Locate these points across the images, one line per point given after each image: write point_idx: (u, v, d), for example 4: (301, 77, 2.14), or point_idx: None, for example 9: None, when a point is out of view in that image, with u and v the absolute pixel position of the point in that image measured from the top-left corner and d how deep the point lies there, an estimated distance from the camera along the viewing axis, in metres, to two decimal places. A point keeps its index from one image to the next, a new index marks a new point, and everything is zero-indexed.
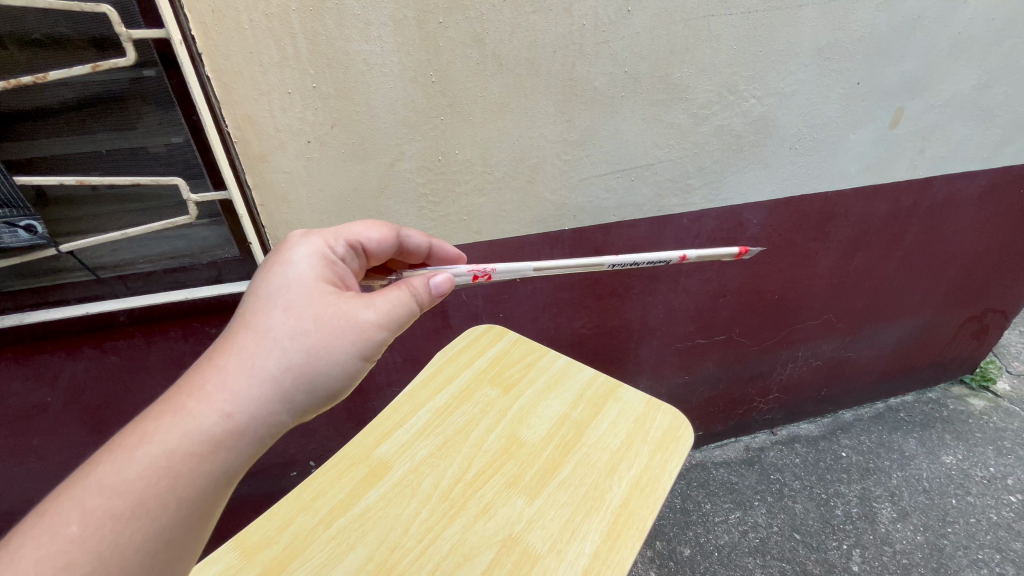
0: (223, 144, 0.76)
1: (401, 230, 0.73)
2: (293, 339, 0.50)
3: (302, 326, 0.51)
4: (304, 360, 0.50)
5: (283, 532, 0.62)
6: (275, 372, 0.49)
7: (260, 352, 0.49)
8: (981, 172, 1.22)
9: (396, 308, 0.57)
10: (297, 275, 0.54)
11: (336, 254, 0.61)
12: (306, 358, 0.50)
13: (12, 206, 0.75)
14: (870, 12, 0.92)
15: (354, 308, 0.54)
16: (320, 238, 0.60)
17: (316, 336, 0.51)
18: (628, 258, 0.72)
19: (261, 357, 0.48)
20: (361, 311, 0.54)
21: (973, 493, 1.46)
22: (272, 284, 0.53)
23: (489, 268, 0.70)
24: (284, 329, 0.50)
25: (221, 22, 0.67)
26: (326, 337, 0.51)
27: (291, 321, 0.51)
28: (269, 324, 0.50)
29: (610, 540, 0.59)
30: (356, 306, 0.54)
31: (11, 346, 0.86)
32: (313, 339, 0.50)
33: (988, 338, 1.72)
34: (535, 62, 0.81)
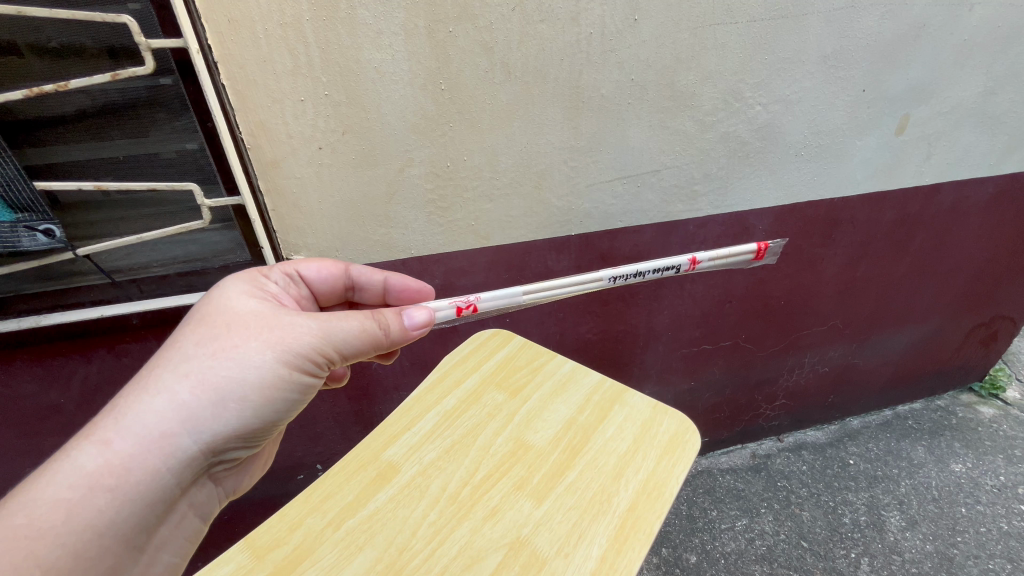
0: (236, 150, 0.77)
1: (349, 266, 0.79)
2: (226, 350, 0.54)
3: (235, 338, 0.55)
4: (223, 382, 0.53)
5: (292, 534, 0.63)
6: (206, 387, 0.52)
7: (189, 363, 0.52)
8: (988, 178, 1.22)
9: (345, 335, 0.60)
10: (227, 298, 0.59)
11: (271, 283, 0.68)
12: (238, 368, 0.54)
13: (31, 210, 0.75)
14: (875, 21, 0.93)
15: (292, 321, 0.58)
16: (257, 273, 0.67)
17: (240, 360, 0.54)
18: (629, 271, 0.76)
19: (188, 368, 0.52)
20: (299, 323, 0.58)
21: (983, 502, 1.44)
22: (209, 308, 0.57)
23: (473, 298, 0.72)
24: (217, 340, 0.54)
25: (236, 31, 0.69)
26: (252, 360, 0.55)
27: (223, 333, 0.55)
28: (201, 336, 0.54)
29: (618, 542, 0.59)
30: (290, 322, 0.58)
31: (26, 348, 0.87)
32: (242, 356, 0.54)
33: (996, 346, 1.71)
34: (544, 70, 0.82)
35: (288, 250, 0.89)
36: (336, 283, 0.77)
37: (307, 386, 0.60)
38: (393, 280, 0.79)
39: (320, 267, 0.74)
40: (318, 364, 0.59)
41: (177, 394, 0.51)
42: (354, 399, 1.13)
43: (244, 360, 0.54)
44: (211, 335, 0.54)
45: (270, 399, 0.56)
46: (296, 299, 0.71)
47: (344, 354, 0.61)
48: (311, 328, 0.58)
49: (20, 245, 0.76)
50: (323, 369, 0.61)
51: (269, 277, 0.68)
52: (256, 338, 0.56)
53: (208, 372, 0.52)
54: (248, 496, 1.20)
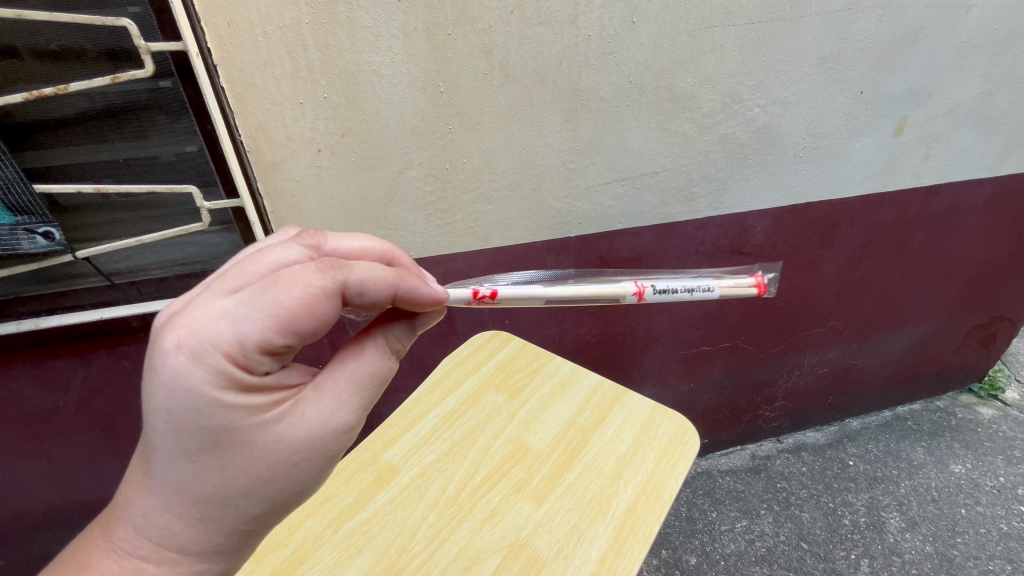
0: (235, 152, 0.77)
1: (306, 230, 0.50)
2: (265, 480, 0.45)
3: (270, 466, 0.45)
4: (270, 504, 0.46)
5: (291, 536, 0.63)
6: (255, 514, 0.46)
7: (223, 499, 0.44)
8: (987, 180, 1.23)
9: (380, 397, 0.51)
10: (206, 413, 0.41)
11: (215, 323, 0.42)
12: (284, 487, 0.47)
13: (31, 213, 0.76)
14: (872, 23, 0.93)
15: (323, 423, 0.47)
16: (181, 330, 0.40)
17: (281, 478, 0.46)
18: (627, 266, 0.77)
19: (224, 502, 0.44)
20: (328, 418, 0.47)
21: (983, 503, 1.44)
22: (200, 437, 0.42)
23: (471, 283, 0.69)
24: (248, 468, 0.44)
25: (236, 34, 0.69)
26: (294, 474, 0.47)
27: (252, 465, 0.44)
28: (224, 468, 0.43)
29: (617, 545, 0.59)
30: (318, 419, 0.46)
31: (27, 350, 0.87)
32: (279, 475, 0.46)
33: (996, 347, 1.71)
34: (542, 72, 0.83)
35: None
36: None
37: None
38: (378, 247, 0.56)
39: (260, 263, 0.44)
40: None
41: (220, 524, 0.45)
42: None
43: (293, 480, 0.47)
44: (237, 470, 0.44)
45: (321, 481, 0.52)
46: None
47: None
48: (351, 424, 0.49)
49: (20, 248, 0.76)
50: None
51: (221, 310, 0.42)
52: (296, 460, 0.46)
53: (251, 503, 0.45)
54: None
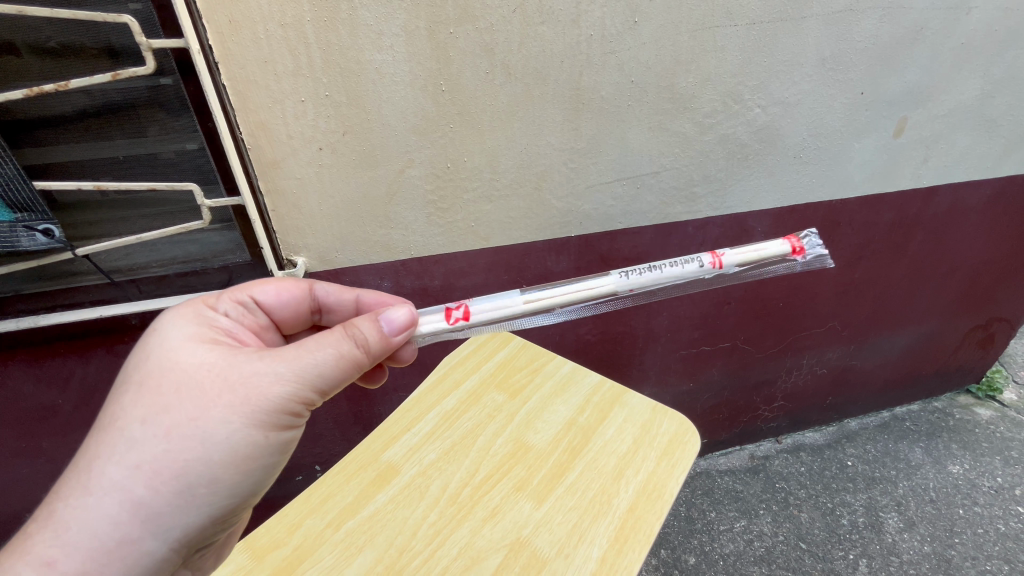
0: (236, 149, 0.77)
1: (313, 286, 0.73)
2: (179, 427, 0.49)
3: (190, 409, 0.49)
4: (175, 466, 0.48)
5: (291, 535, 0.63)
6: (166, 473, 0.48)
7: (135, 456, 0.48)
8: (986, 181, 1.23)
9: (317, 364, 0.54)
10: (167, 350, 0.52)
11: (218, 311, 0.61)
12: (201, 447, 0.49)
13: (30, 210, 0.75)
14: (873, 24, 0.93)
15: (253, 366, 0.52)
16: (200, 303, 0.61)
17: (191, 431, 0.49)
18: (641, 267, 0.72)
19: (134, 461, 0.48)
20: (259, 366, 0.52)
21: (981, 504, 1.45)
22: (149, 370, 0.51)
23: (465, 302, 0.68)
24: (165, 415, 0.49)
25: (237, 31, 0.69)
26: (205, 428, 0.49)
27: (172, 405, 0.49)
28: (145, 412, 0.49)
29: (618, 543, 0.59)
30: (250, 360, 0.52)
31: (25, 348, 0.87)
32: (193, 430, 0.49)
33: (993, 347, 1.71)
34: (544, 72, 0.83)
35: (288, 251, 0.89)
36: (299, 307, 0.71)
37: (290, 442, 0.57)
38: (363, 294, 0.76)
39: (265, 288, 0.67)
40: (293, 403, 0.54)
41: (130, 492, 0.47)
42: (353, 400, 1.13)
43: (207, 434, 0.49)
44: (159, 412, 0.49)
45: (251, 462, 0.53)
46: (253, 329, 0.64)
47: (325, 389, 0.56)
48: (282, 374, 0.52)
49: (19, 245, 0.76)
50: (303, 405, 0.55)
51: (215, 309, 0.61)
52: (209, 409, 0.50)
53: (161, 457, 0.48)
54: None
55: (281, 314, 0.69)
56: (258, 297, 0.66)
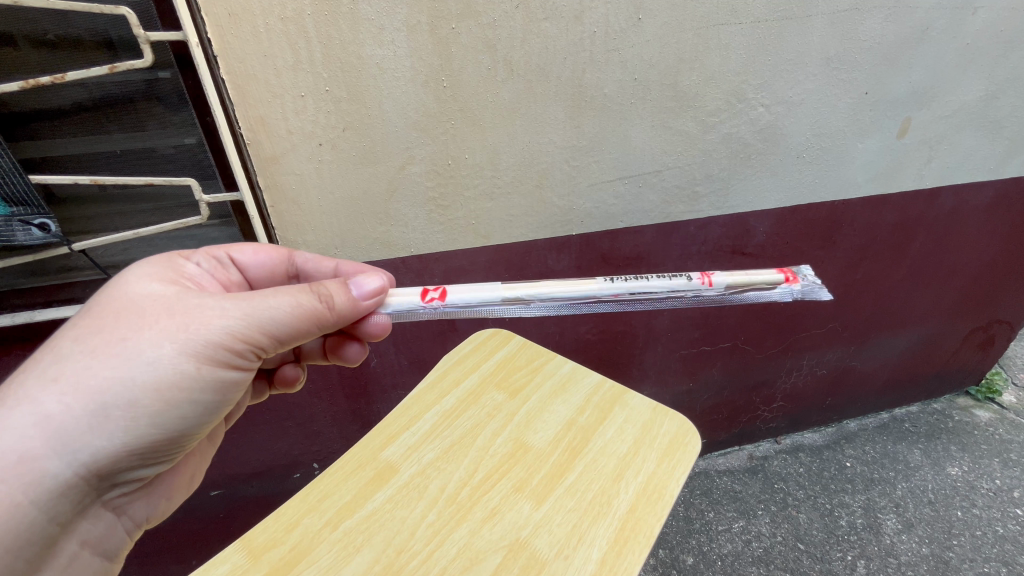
0: (235, 144, 0.76)
1: (294, 254, 0.76)
2: (112, 345, 0.52)
3: (125, 330, 0.53)
4: (96, 384, 0.51)
5: (289, 534, 0.62)
6: (87, 387, 0.51)
7: (62, 370, 0.51)
8: (989, 182, 1.22)
9: (264, 309, 0.57)
10: (126, 280, 0.57)
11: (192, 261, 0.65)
12: (127, 368, 0.52)
13: (26, 204, 0.75)
14: (879, 24, 0.93)
15: (200, 302, 0.56)
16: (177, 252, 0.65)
17: (119, 353, 0.52)
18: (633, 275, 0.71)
19: (58, 374, 0.51)
20: (207, 304, 0.56)
21: (979, 506, 1.45)
22: (102, 296, 0.55)
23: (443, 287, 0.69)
24: (96, 337, 0.52)
25: (237, 24, 0.68)
26: (135, 352, 0.52)
27: (109, 327, 0.53)
28: (80, 333, 0.53)
29: (618, 545, 0.59)
30: (200, 299, 0.56)
31: (21, 343, 0.86)
32: (119, 353, 0.52)
33: (994, 349, 1.71)
34: (547, 69, 0.82)
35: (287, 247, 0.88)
36: (274, 270, 0.74)
37: (225, 383, 0.59)
38: (342, 265, 0.77)
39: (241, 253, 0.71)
40: (235, 345, 0.57)
41: (45, 404, 0.50)
42: (351, 398, 1.12)
43: (137, 356, 0.52)
44: (93, 334, 0.52)
45: (178, 390, 0.55)
46: (223, 282, 0.67)
47: (273, 337, 0.59)
48: (227, 311, 0.56)
49: (15, 239, 0.75)
50: (246, 350, 0.58)
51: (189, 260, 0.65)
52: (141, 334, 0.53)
53: (82, 374, 0.51)
54: (244, 494, 1.19)
55: (255, 274, 0.73)
56: (234, 256, 0.71)
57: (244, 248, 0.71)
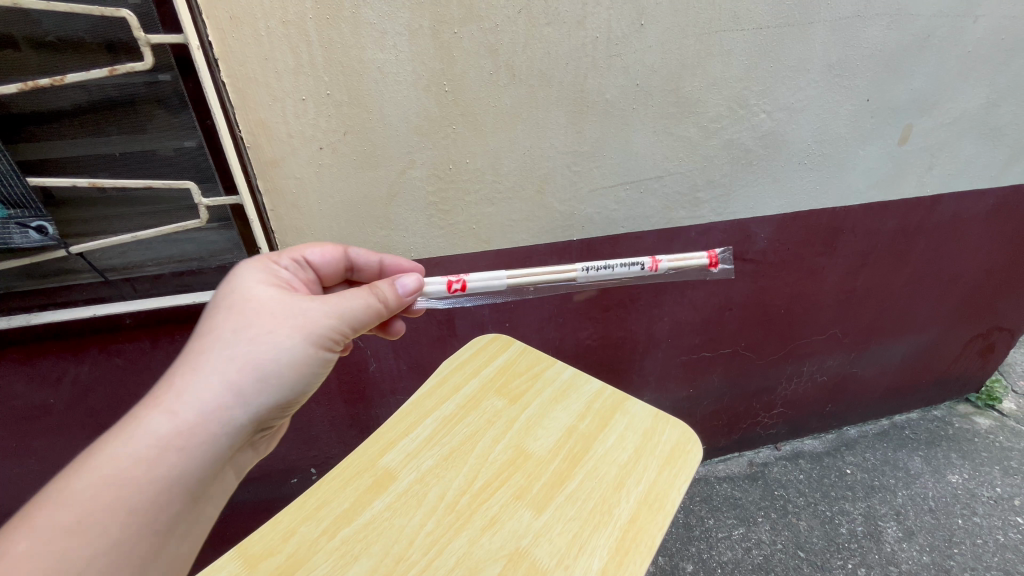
0: (235, 148, 0.76)
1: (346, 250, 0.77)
2: (247, 340, 0.54)
3: (264, 331, 0.55)
4: (253, 380, 0.53)
5: (286, 542, 0.61)
6: (244, 380, 0.52)
7: (213, 372, 0.51)
8: (989, 190, 1.22)
9: (360, 304, 0.62)
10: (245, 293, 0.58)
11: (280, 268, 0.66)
12: (271, 361, 0.54)
13: (24, 206, 0.74)
14: (880, 31, 0.93)
15: (314, 304, 0.59)
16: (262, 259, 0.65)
17: (265, 352, 0.54)
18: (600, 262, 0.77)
19: (208, 378, 0.51)
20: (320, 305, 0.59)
21: (980, 514, 1.44)
22: (229, 309, 0.56)
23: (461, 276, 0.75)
24: (241, 339, 0.54)
25: (238, 28, 0.68)
26: (277, 350, 0.55)
27: (249, 329, 0.54)
28: (222, 339, 0.53)
29: (619, 555, 0.58)
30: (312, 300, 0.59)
31: (18, 347, 0.86)
32: (266, 352, 0.54)
33: (994, 357, 1.71)
34: (549, 74, 0.82)
35: None
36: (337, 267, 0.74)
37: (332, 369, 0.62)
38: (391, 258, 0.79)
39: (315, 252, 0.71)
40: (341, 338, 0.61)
41: (208, 401, 0.50)
42: (350, 403, 1.12)
43: (276, 351, 0.55)
44: (239, 337, 0.54)
45: (298, 378, 0.57)
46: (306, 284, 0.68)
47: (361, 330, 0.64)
48: (337, 310, 0.60)
49: (13, 242, 0.74)
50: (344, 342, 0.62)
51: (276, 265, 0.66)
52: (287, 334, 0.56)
53: (238, 372, 0.52)
54: (241, 499, 1.18)
55: (327, 274, 0.73)
56: (310, 255, 0.70)
57: (319, 248, 0.71)
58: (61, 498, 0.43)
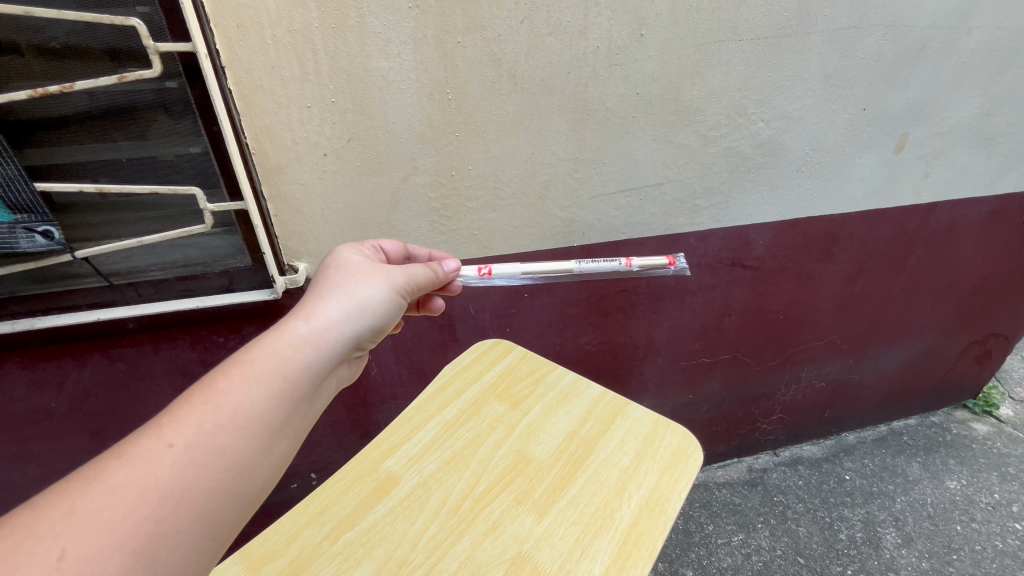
0: (241, 154, 0.76)
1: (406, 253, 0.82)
2: (361, 281, 0.58)
3: (365, 278, 0.60)
4: (355, 311, 0.56)
5: (288, 547, 0.61)
6: (351, 311, 0.55)
7: (325, 302, 0.55)
8: (984, 198, 1.24)
9: (432, 275, 0.68)
10: (346, 258, 0.64)
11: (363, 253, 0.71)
12: (369, 303, 0.58)
13: (31, 211, 0.75)
14: (876, 42, 0.94)
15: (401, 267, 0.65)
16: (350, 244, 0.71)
17: (367, 291, 0.58)
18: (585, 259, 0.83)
19: (319, 306, 0.54)
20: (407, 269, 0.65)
21: (978, 520, 1.44)
22: (335, 266, 0.61)
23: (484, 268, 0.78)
24: (349, 281, 0.58)
25: (245, 36, 0.69)
26: (375, 292, 0.59)
27: (356, 276, 0.59)
28: (332, 281, 0.58)
29: (620, 560, 0.58)
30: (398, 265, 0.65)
31: (20, 351, 0.86)
32: (368, 291, 0.58)
33: (991, 363, 1.72)
34: (550, 82, 0.83)
35: (289, 255, 0.88)
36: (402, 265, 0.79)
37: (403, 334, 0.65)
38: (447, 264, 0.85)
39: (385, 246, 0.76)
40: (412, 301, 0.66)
41: (323, 320, 0.53)
42: (350, 407, 1.12)
43: (374, 293, 0.59)
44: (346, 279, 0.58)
45: (382, 328, 0.61)
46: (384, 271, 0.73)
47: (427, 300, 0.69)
48: (417, 273, 0.66)
49: (18, 246, 0.75)
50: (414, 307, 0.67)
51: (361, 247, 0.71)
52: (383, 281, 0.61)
53: (345, 303, 0.56)
54: None
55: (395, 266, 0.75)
56: (385, 247, 0.73)
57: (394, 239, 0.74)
58: (217, 389, 0.42)
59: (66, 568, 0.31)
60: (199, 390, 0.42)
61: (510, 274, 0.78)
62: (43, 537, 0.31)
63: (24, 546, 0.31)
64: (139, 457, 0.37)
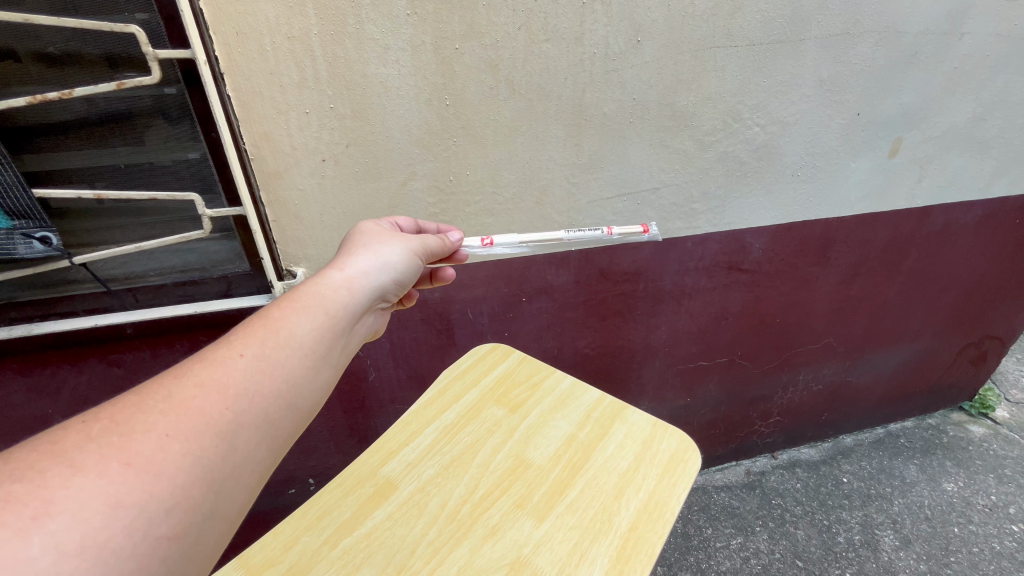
0: (239, 159, 0.76)
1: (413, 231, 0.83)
2: (388, 242, 0.62)
3: (391, 238, 0.63)
4: (384, 263, 0.59)
5: (287, 552, 0.61)
6: (380, 263, 0.59)
7: (358, 255, 0.58)
8: (977, 201, 1.25)
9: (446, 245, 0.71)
10: (371, 226, 0.67)
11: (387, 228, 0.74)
12: (396, 258, 0.61)
13: (29, 217, 0.75)
14: (870, 48, 0.95)
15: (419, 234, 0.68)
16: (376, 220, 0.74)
17: (394, 248, 0.62)
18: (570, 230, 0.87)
19: (353, 258, 0.58)
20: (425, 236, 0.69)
21: (976, 522, 1.45)
22: (366, 231, 0.65)
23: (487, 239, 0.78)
24: (379, 239, 0.62)
25: (244, 43, 0.69)
26: (400, 249, 0.62)
27: (384, 237, 0.63)
28: (364, 240, 0.62)
29: (620, 564, 0.58)
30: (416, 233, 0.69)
31: (17, 357, 0.85)
32: (394, 247, 0.62)
33: (986, 365, 1.73)
34: (547, 88, 0.84)
35: (287, 260, 0.88)
36: None
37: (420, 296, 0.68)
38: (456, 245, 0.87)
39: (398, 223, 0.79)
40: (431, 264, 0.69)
41: (357, 268, 0.56)
42: (348, 412, 1.12)
43: (399, 249, 0.62)
44: (374, 239, 0.62)
45: (405, 286, 0.64)
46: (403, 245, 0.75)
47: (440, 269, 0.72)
48: (433, 239, 0.69)
49: (16, 252, 0.75)
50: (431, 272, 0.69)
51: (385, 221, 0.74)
52: (406, 241, 0.64)
53: (375, 256, 0.59)
54: None
55: None
56: (402, 222, 0.74)
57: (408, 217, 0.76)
58: (273, 316, 0.46)
59: (172, 434, 0.34)
60: (251, 326, 0.44)
61: (511, 243, 0.78)
62: (152, 410, 0.35)
63: (132, 416, 0.34)
64: (217, 361, 0.40)
